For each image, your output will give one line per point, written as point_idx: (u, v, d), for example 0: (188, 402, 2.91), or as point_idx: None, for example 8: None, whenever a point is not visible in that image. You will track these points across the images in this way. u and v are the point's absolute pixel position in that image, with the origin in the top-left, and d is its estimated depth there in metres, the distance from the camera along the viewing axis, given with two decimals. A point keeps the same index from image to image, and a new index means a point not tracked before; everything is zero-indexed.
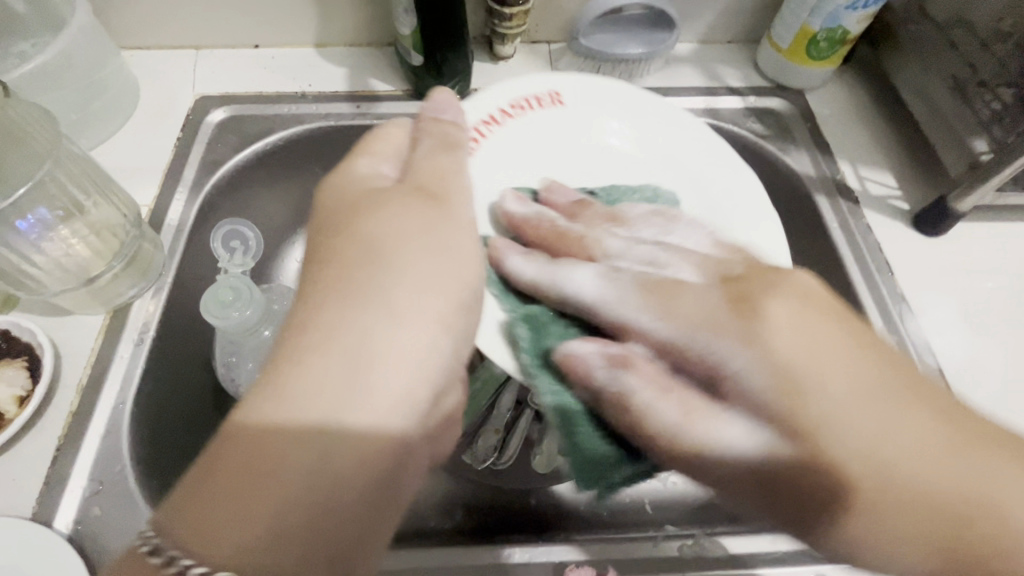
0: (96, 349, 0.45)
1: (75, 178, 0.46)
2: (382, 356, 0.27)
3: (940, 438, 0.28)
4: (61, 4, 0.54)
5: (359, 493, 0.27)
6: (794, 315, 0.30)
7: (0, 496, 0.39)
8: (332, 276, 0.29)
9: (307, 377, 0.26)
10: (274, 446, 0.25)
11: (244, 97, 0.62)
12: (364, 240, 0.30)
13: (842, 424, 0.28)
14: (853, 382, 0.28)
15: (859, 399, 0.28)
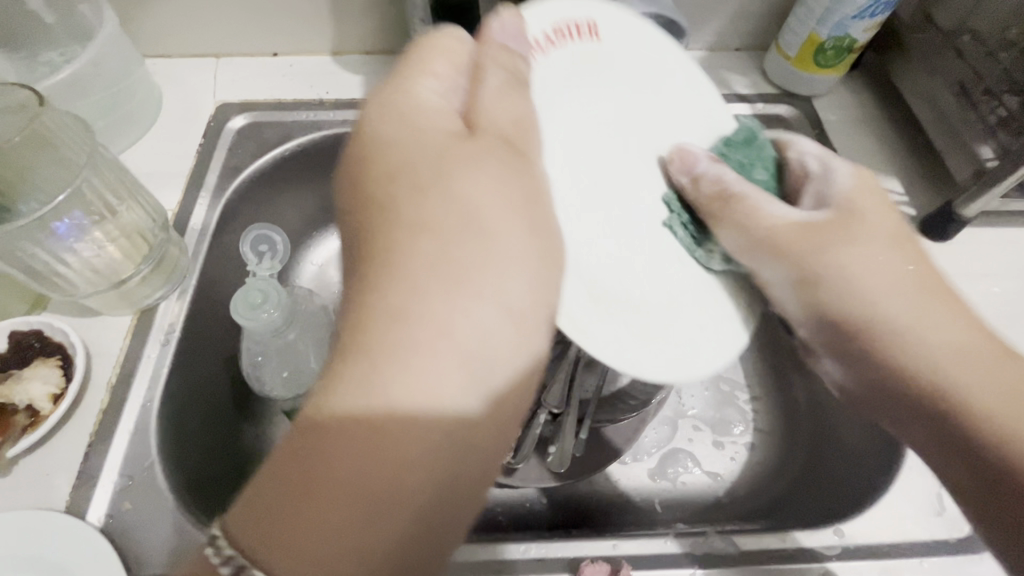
0: (124, 349, 0.47)
1: (109, 184, 0.47)
2: (462, 340, 0.28)
3: (983, 355, 0.38)
4: (90, 14, 0.56)
5: (424, 507, 0.27)
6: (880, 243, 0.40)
7: (35, 490, 0.41)
8: (414, 247, 0.28)
9: (399, 370, 0.26)
10: (353, 449, 0.26)
11: (263, 103, 0.64)
12: (455, 204, 0.29)
13: (901, 324, 0.39)
14: (935, 326, 0.39)
15: (893, 310, 0.40)
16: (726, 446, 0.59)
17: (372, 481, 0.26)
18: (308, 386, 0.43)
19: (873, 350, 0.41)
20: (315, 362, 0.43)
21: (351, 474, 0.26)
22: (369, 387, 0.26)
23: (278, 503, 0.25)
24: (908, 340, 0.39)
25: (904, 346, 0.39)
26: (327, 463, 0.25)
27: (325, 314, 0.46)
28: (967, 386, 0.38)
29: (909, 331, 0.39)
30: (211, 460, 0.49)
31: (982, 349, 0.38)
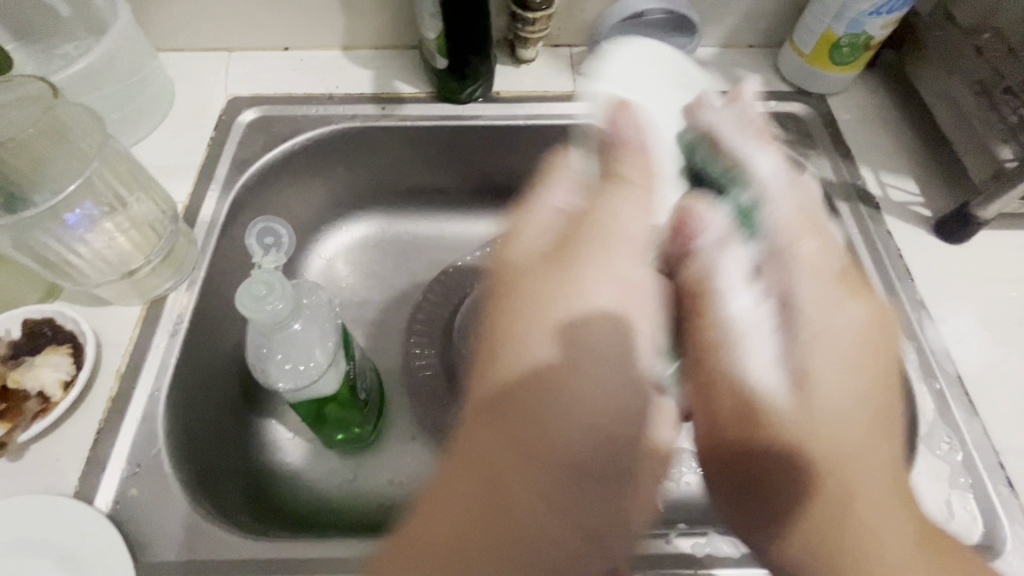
0: (133, 339, 0.48)
1: (120, 176, 0.48)
2: (543, 410, 0.31)
3: (902, 502, 0.35)
4: (104, 7, 0.56)
5: (596, 519, 0.31)
6: (855, 377, 0.36)
7: (45, 474, 0.42)
8: (512, 348, 0.32)
9: (495, 433, 0.30)
10: (488, 545, 0.29)
11: (274, 97, 0.64)
12: (548, 318, 0.33)
13: (803, 439, 0.36)
14: (841, 396, 0.36)
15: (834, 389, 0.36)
16: None
17: (483, 472, 0.30)
18: (312, 378, 0.42)
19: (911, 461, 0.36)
20: (319, 354, 0.43)
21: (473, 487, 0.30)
22: (485, 464, 0.30)
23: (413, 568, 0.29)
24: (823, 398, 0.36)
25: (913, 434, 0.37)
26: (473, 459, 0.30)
27: (330, 307, 0.46)
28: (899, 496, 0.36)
29: (843, 347, 0.37)
30: (216, 449, 0.50)
31: (874, 499, 0.34)
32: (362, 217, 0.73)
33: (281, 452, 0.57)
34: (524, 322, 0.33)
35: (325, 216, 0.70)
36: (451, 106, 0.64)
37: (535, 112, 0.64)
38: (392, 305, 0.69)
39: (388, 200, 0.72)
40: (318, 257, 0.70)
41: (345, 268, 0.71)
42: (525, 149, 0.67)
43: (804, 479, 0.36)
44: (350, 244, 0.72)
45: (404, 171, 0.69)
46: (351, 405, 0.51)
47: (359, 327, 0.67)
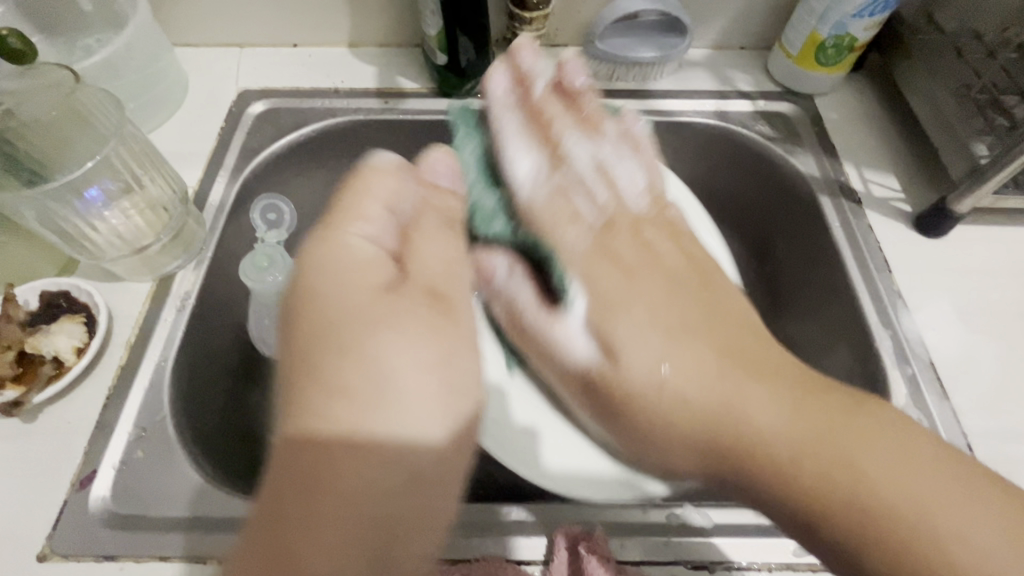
0: (142, 314, 0.50)
1: (135, 156, 0.50)
2: (388, 403, 0.32)
3: (344, 445, 0.31)
4: (124, 2, 0.60)
5: (375, 497, 0.31)
6: (403, 313, 0.34)
7: (58, 435, 0.44)
8: (338, 408, 0.31)
9: (319, 414, 0.31)
10: (324, 516, 0.30)
11: (283, 91, 0.67)
12: (372, 378, 0.32)
13: (355, 342, 0.32)
14: (404, 349, 0.33)
15: (707, 400, 0.39)
16: None
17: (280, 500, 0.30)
18: None
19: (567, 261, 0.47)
20: None
21: (295, 475, 0.30)
22: (313, 401, 0.32)
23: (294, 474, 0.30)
24: (726, 409, 0.39)
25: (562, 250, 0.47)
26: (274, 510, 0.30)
27: None
28: (766, 438, 0.38)
29: (680, 336, 0.42)
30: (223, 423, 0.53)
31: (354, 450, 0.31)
32: None
33: None
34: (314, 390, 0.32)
35: None
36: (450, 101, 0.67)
37: None
38: None
39: None
40: None
41: None
42: None
43: (323, 457, 0.30)
44: None
45: None
46: None
47: None
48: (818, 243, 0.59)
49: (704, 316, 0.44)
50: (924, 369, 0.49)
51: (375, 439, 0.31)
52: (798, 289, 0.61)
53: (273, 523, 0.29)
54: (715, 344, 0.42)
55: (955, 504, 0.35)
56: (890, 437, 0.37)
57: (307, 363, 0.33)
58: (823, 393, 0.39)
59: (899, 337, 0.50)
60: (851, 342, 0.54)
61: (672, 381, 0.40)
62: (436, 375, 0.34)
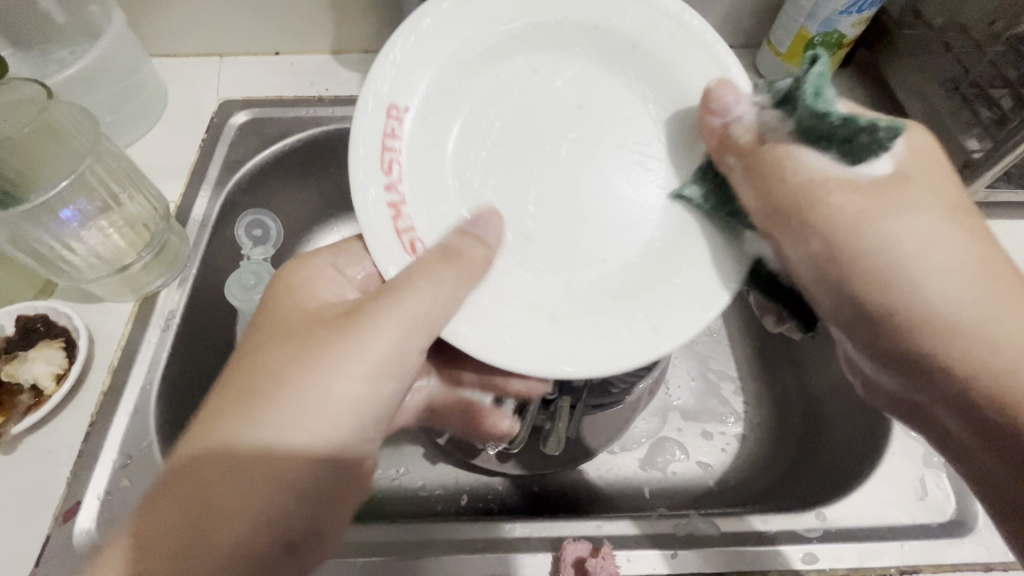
0: (125, 335, 0.49)
1: (113, 172, 0.48)
2: (301, 404, 0.32)
3: (251, 464, 0.30)
4: (99, 14, 0.59)
5: (248, 513, 0.30)
6: (319, 335, 0.34)
7: (38, 466, 0.43)
8: (268, 409, 0.31)
9: (266, 429, 0.31)
10: (215, 520, 0.29)
11: (266, 100, 0.66)
12: (272, 388, 0.32)
13: (281, 373, 0.32)
14: (335, 368, 0.33)
15: (942, 262, 0.36)
16: (716, 437, 0.60)
17: (175, 530, 0.29)
18: None
19: (766, 176, 0.38)
20: None
21: (185, 492, 0.30)
22: (262, 419, 0.31)
23: (215, 475, 0.30)
24: (907, 284, 0.36)
25: (777, 163, 0.38)
26: (163, 491, 0.30)
27: None
28: (924, 292, 0.36)
29: (910, 266, 0.36)
30: None
31: (275, 460, 0.31)
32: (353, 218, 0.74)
33: None
34: (264, 408, 0.31)
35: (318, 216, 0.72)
36: None
37: None
38: None
39: None
40: None
41: None
42: None
43: (200, 467, 0.30)
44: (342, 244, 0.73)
45: None
46: None
47: None
48: None
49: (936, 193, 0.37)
50: None
51: (288, 446, 0.31)
52: None
53: (200, 511, 0.29)
54: (939, 201, 0.37)
55: (1016, 309, 0.35)
56: (947, 238, 0.36)
57: (248, 390, 0.32)
58: (979, 220, 0.37)
59: None
60: None
61: (908, 249, 0.36)
62: (353, 373, 0.33)
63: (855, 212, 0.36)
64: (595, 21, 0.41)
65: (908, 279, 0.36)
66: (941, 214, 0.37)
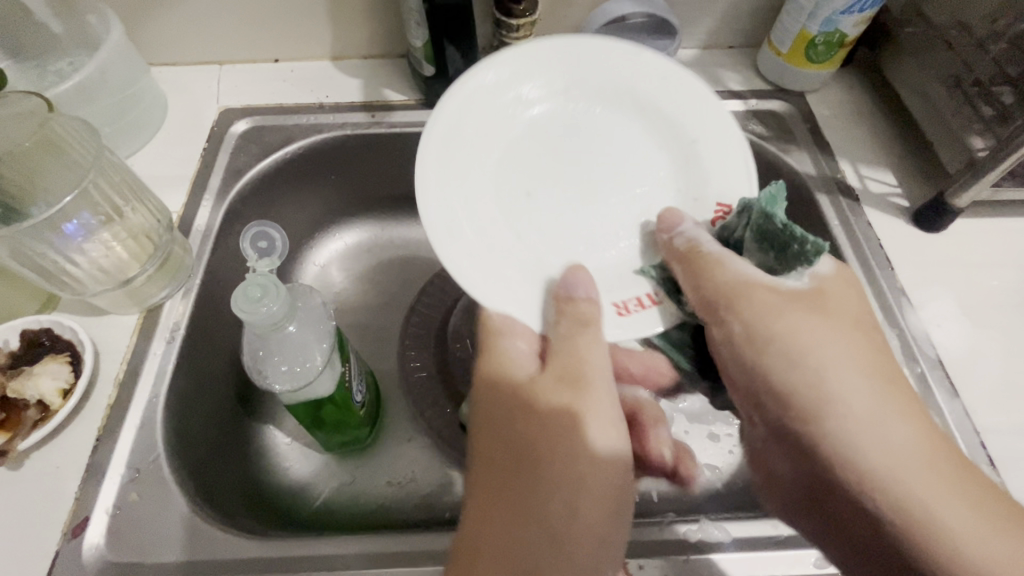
0: (131, 347, 0.48)
1: (115, 186, 0.48)
2: (557, 430, 0.37)
3: (544, 470, 0.36)
4: (97, 24, 0.58)
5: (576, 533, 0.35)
6: (583, 354, 0.40)
7: (45, 482, 0.42)
8: (538, 423, 0.38)
9: (547, 425, 0.38)
10: (517, 500, 0.36)
11: (265, 108, 0.66)
12: (578, 375, 0.39)
13: (569, 405, 0.38)
14: (599, 405, 0.39)
15: (817, 361, 0.36)
16: (722, 439, 0.60)
17: (491, 501, 0.36)
18: (308, 379, 0.44)
19: (701, 275, 0.40)
20: (316, 357, 0.44)
21: (501, 483, 0.37)
22: (551, 438, 0.37)
23: (511, 472, 0.37)
24: (819, 373, 0.36)
25: (709, 266, 0.40)
26: (471, 543, 0.34)
27: (325, 310, 0.47)
28: (858, 455, 0.35)
29: (822, 382, 0.36)
30: (218, 458, 0.51)
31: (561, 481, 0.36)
32: (355, 224, 0.74)
33: (282, 458, 0.57)
34: (553, 417, 0.38)
35: (320, 223, 0.71)
36: None
37: None
38: (386, 309, 0.70)
39: (382, 207, 0.73)
40: (313, 264, 0.72)
41: (339, 274, 0.72)
42: None
43: (535, 455, 0.37)
44: (344, 250, 0.73)
45: (396, 178, 0.70)
46: (349, 409, 0.50)
47: (354, 331, 0.68)
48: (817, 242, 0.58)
49: (881, 367, 0.36)
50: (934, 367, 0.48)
51: (590, 455, 0.37)
52: None
53: (528, 468, 0.37)
54: (851, 313, 0.38)
55: (957, 501, 0.33)
56: (851, 368, 0.36)
57: (536, 421, 0.38)
58: (872, 336, 0.38)
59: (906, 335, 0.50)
60: None
61: (831, 387, 0.36)
62: (601, 403, 0.39)
63: (776, 314, 0.37)
64: (613, 78, 0.49)
65: (811, 410, 0.36)
66: (862, 361, 0.36)
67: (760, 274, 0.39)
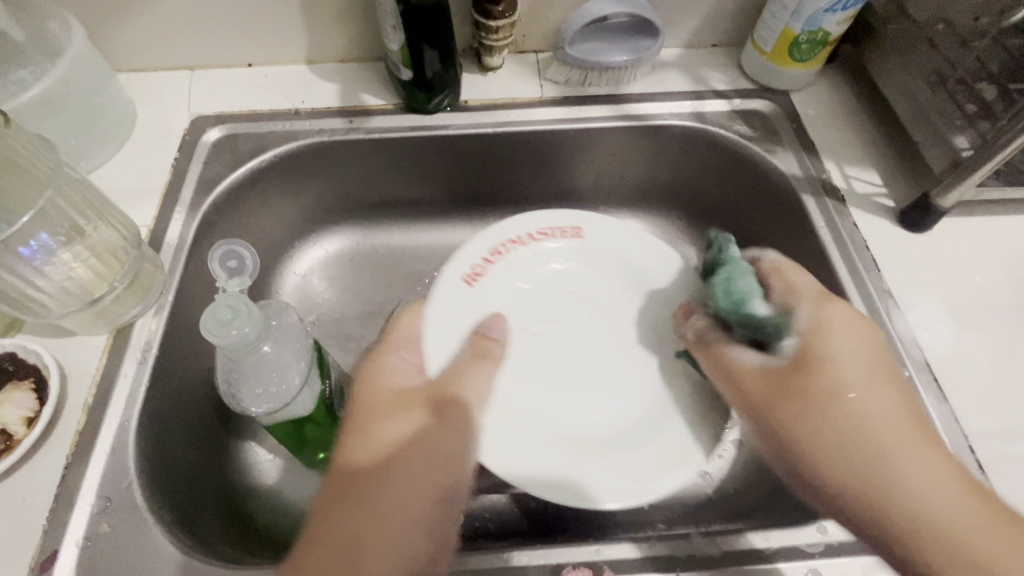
0: (100, 369, 0.46)
1: (76, 203, 0.47)
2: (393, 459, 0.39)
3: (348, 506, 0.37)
4: (57, 30, 0.56)
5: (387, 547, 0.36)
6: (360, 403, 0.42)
7: (11, 514, 0.41)
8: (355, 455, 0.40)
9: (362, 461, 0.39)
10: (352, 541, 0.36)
11: (238, 115, 0.64)
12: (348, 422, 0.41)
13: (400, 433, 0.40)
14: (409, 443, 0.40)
15: (877, 435, 0.41)
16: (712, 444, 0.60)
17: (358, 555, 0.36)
18: (285, 401, 0.42)
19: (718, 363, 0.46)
20: (292, 377, 0.43)
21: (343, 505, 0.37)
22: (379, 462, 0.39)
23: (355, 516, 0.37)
24: (854, 419, 0.41)
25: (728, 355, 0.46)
26: (325, 525, 0.36)
27: (302, 327, 0.46)
28: (906, 486, 0.39)
29: (859, 418, 0.41)
30: (196, 481, 0.49)
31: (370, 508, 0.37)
32: (336, 232, 0.72)
33: (264, 476, 0.56)
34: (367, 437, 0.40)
35: (300, 232, 0.70)
36: (418, 117, 0.64)
37: (503, 119, 0.64)
38: (370, 319, 0.69)
39: (364, 214, 0.72)
40: (294, 274, 0.70)
41: (321, 283, 0.70)
42: (494, 157, 0.67)
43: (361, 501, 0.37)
44: (326, 258, 0.71)
45: (377, 184, 0.69)
46: (332, 427, 0.49)
47: (337, 342, 0.67)
48: (805, 242, 0.58)
49: (904, 426, 0.41)
50: (921, 371, 0.48)
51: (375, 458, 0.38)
52: None
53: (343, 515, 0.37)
54: (895, 399, 0.42)
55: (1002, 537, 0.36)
56: (875, 403, 0.42)
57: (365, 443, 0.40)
58: (938, 439, 0.41)
59: (894, 338, 0.49)
60: None
61: (863, 419, 0.41)
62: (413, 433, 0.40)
63: (847, 410, 0.42)
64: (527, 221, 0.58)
65: (837, 416, 0.42)
66: (907, 418, 0.41)
67: (759, 362, 0.45)
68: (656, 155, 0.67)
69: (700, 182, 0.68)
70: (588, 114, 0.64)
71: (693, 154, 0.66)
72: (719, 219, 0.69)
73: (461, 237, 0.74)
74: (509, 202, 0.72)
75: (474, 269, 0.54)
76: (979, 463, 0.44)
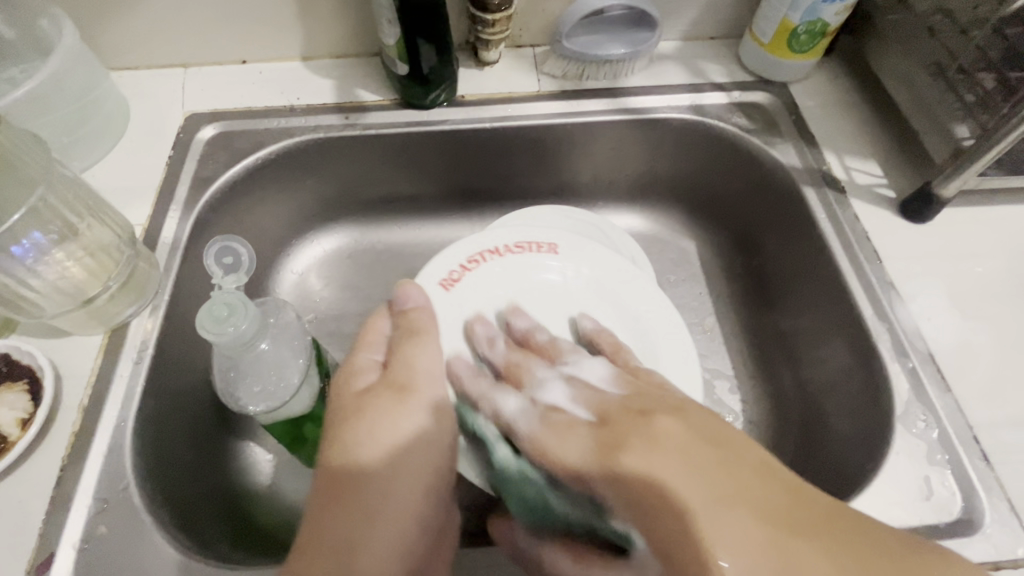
0: (95, 370, 0.46)
1: (69, 202, 0.46)
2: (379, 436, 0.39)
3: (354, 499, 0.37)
4: (48, 27, 0.55)
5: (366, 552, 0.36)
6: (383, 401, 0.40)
7: (6, 518, 0.40)
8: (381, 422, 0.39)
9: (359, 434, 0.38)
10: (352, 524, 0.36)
11: (233, 112, 0.63)
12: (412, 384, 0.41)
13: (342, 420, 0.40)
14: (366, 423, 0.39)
15: (677, 487, 0.29)
16: None
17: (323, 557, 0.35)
18: (284, 399, 0.42)
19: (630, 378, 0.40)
20: (291, 375, 0.42)
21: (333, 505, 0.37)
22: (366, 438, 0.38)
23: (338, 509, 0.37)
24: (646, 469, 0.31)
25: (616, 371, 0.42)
26: (346, 507, 0.37)
27: (299, 325, 0.45)
28: (727, 574, 0.26)
29: (658, 458, 0.31)
30: (194, 482, 0.48)
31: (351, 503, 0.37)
32: (333, 229, 0.71)
33: (264, 477, 0.55)
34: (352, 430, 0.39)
35: (297, 230, 0.69)
36: (415, 112, 0.63)
37: (500, 114, 0.63)
38: (368, 317, 0.68)
39: (361, 211, 0.71)
40: (291, 272, 0.69)
41: (318, 281, 0.70)
42: (488, 152, 0.66)
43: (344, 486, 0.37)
44: (323, 256, 0.71)
45: (375, 180, 0.68)
46: None
47: (336, 340, 0.66)
48: (806, 234, 0.57)
49: (750, 492, 0.28)
50: (925, 362, 0.48)
51: (383, 461, 0.38)
52: (794, 282, 0.60)
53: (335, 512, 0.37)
54: (697, 458, 0.30)
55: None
56: (672, 446, 0.31)
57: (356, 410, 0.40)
58: (806, 510, 0.28)
59: (897, 330, 0.49)
60: (848, 336, 0.53)
61: (648, 480, 0.31)
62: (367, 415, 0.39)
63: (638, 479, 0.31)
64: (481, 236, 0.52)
65: (639, 445, 0.32)
66: (705, 452, 0.31)
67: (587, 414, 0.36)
68: (654, 149, 0.66)
69: (699, 175, 0.68)
70: (586, 108, 0.64)
71: (691, 148, 0.66)
72: (718, 212, 0.69)
73: (460, 233, 0.73)
74: (508, 197, 0.72)
75: (451, 274, 0.50)
76: (984, 454, 0.44)
